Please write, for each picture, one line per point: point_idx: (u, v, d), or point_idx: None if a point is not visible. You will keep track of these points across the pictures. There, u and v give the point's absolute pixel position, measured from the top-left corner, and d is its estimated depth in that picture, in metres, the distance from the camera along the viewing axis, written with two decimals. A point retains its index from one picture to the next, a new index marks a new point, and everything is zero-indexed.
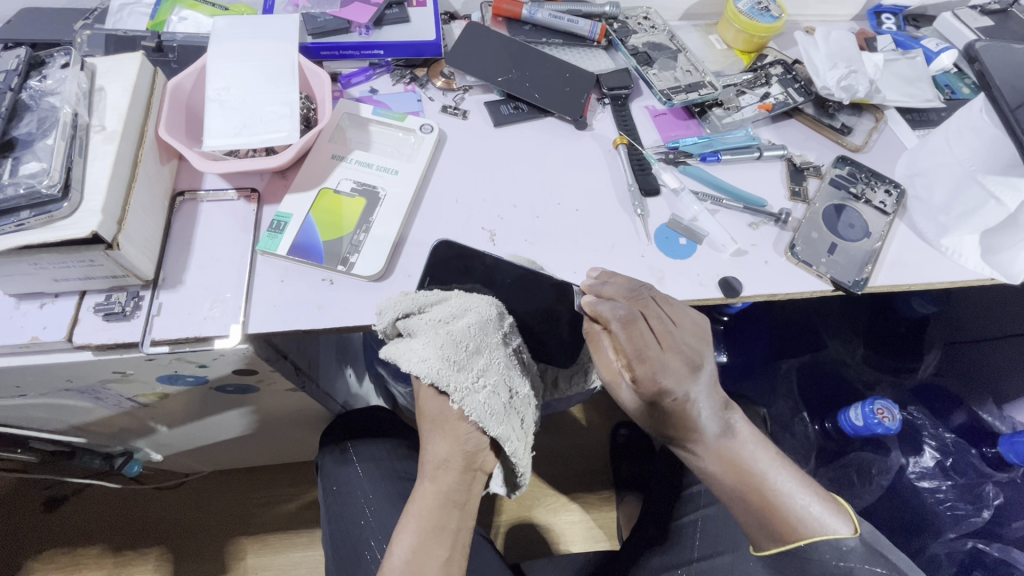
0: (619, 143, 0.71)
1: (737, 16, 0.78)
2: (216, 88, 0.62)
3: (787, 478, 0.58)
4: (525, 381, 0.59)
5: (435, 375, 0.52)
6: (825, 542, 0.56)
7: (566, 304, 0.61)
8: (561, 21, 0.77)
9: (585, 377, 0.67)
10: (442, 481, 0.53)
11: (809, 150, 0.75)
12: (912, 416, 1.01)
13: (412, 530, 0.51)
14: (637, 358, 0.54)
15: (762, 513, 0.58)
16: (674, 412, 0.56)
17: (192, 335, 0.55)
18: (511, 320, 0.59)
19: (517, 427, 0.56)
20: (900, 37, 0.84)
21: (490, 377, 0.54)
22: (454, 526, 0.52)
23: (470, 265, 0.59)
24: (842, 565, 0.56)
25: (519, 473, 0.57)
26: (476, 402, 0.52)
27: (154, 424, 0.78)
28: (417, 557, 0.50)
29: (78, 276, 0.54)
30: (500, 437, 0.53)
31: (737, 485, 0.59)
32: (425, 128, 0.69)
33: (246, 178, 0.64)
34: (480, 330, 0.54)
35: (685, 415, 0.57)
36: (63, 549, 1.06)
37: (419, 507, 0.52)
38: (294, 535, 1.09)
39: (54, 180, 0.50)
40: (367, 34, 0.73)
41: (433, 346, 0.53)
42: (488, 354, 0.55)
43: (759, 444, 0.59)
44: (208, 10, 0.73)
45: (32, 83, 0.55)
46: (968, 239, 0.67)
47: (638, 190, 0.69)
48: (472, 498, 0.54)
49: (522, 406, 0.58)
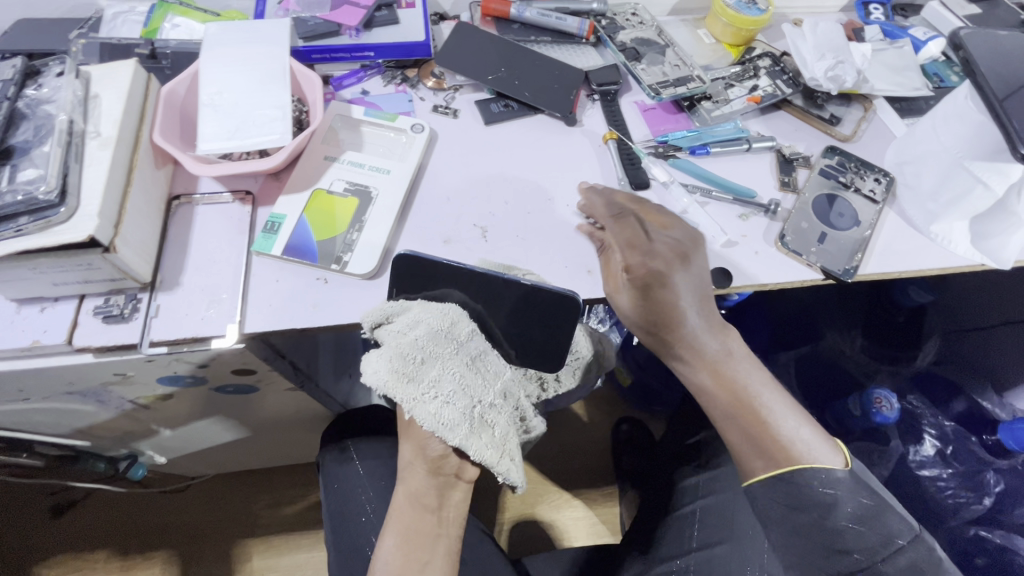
0: (608, 139, 0.72)
1: (724, 10, 0.78)
2: (209, 93, 0.63)
3: (774, 405, 0.58)
4: (493, 387, 0.57)
5: (383, 388, 0.53)
6: (812, 469, 0.55)
7: (524, 302, 0.57)
8: (549, 19, 0.78)
9: (578, 357, 0.69)
10: (411, 482, 0.55)
11: (799, 141, 0.75)
12: (912, 405, 1.03)
13: (393, 535, 0.53)
14: (649, 233, 0.62)
15: (750, 434, 0.57)
16: (676, 287, 0.59)
17: (189, 335, 0.56)
18: (475, 324, 0.58)
19: (486, 437, 0.55)
20: (888, 27, 0.85)
21: (444, 388, 0.54)
22: (431, 529, 0.53)
23: (432, 275, 0.57)
24: (828, 493, 0.56)
25: (507, 479, 0.56)
26: (426, 412, 0.53)
27: (156, 426, 0.79)
28: (396, 559, 0.52)
29: (76, 280, 0.55)
30: (460, 446, 0.53)
31: (727, 414, 0.58)
32: (416, 128, 0.69)
33: (240, 181, 0.65)
34: (429, 341, 0.54)
35: (682, 299, 0.58)
36: (70, 554, 1.07)
37: (398, 509, 0.55)
38: (300, 536, 1.10)
39: (51, 186, 0.51)
40: (357, 37, 0.74)
41: (385, 358, 0.54)
42: (441, 364, 0.54)
43: (746, 365, 0.60)
44: (200, 17, 0.74)
45: (28, 92, 0.56)
46: (958, 226, 0.67)
47: (628, 185, 0.69)
48: (446, 504, 0.55)
49: (495, 414, 0.56)
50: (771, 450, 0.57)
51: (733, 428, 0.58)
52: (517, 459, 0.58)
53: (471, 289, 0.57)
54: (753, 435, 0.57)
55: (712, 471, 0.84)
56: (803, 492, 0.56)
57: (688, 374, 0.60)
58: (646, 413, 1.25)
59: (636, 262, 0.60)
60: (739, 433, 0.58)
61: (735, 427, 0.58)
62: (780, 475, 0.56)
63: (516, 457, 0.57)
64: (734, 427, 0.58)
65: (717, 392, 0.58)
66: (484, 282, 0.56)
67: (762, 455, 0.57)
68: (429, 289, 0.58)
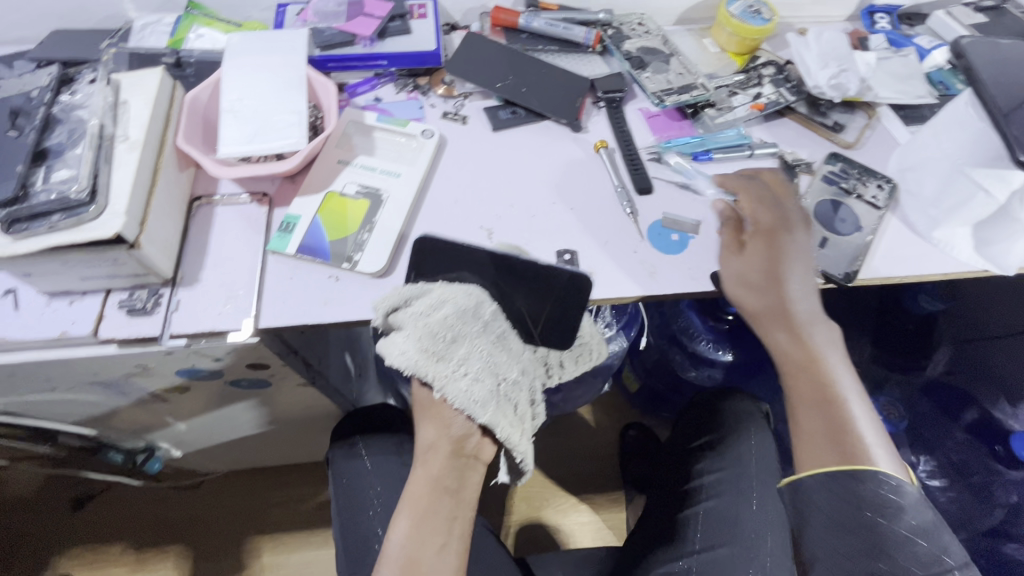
0: (599, 147, 0.74)
1: (728, 20, 0.80)
2: (230, 100, 0.66)
3: (858, 401, 0.59)
4: (514, 366, 0.59)
5: (414, 367, 0.54)
6: (883, 474, 0.56)
7: (549, 291, 0.58)
8: (557, 29, 0.80)
9: (590, 354, 0.68)
10: (432, 465, 0.55)
11: (801, 148, 0.76)
12: (917, 414, 1.07)
13: (408, 517, 0.54)
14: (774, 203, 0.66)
15: (825, 415, 0.59)
16: (794, 248, 0.63)
17: (207, 329, 0.59)
18: (495, 305, 0.59)
19: (509, 414, 0.57)
20: (893, 36, 0.86)
21: (472, 365, 0.56)
22: (447, 512, 0.54)
23: (453, 256, 0.58)
24: (891, 499, 0.56)
25: (522, 460, 0.58)
26: (457, 389, 0.54)
27: (173, 418, 0.82)
28: (411, 542, 0.53)
29: (103, 275, 0.58)
30: (488, 423, 0.54)
31: (807, 395, 0.60)
32: (426, 134, 0.72)
33: (258, 183, 0.68)
34: (459, 320, 0.56)
35: (796, 262, 0.62)
36: (90, 544, 1.11)
37: (413, 492, 0.55)
38: (310, 533, 1.13)
39: (82, 185, 0.54)
40: (370, 46, 0.77)
41: (413, 338, 0.55)
42: (469, 342, 0.56)
43: (842, 354, 0.61)
44: (223, 27, 0.77)
45: (62, 98, 0.59)
46: (960, 232, 0.67)
47: (625, 190, 0.71)
48: (464, 486, 0.55)
49: (516, 393, 0.59)
50: (846, 438, 0.58)
51: (812, 411, 0.59)
52: (530, 439, 0.60)
53: (495, 273, 0.58)
54: (829, 418, 0.58)
55: (715, 474, 0.85)
56: (868, 493, 0.56)
57: (781, 346, 0.62)
58: (653, 418, 1.26)
59: (763, 220, 0.64)
60: (814, 417, 0.59)
61: (813, 410, 0.59)
62: (849, 471, 0.57)
63: (532, 436, 0.60)
64: (812, 409, 0.59)
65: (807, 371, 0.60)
66: (502, 263, 0.57)
67: (833, 440, 0.58)
68: (448, 271, 0.59)
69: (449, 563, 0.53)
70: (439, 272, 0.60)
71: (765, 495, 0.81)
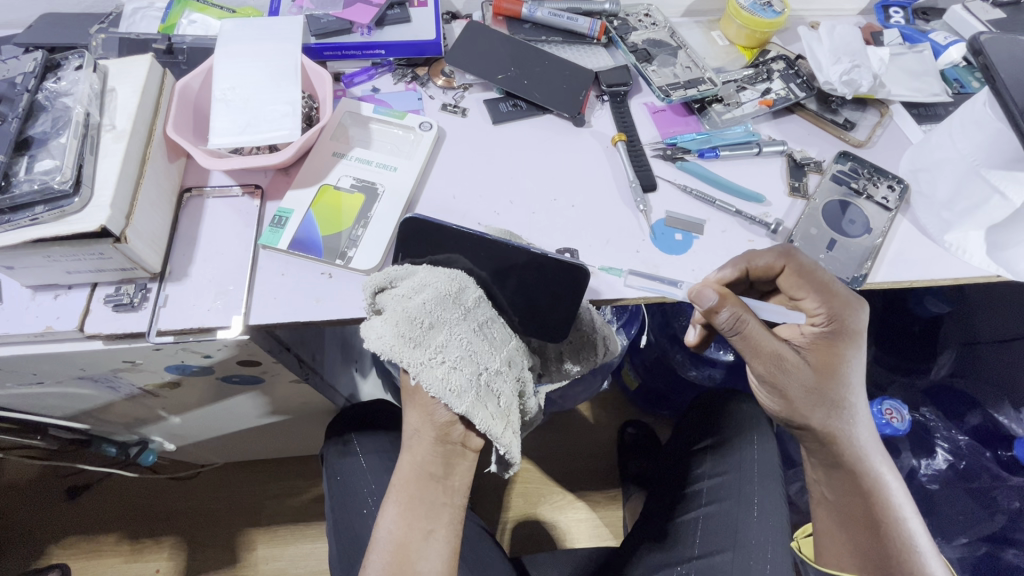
0: (617, 140, 0.72)
1: (738, 12, 0.78)
2: (221, 89, 0.64)
3: (912, 515, 0.64)
4: (498, 356, 0.57)
5: (389, 351, 0.53)
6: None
7: (541, 277, 0.55)
8: (560, 19, 0.78)
9: (593, 350, 0.65)
10: (415, 450, 0.57)
11: (811, 146, 0.74)
12: (924, 417, 1.02)
13: (397, 503, 0.56)
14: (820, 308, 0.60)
15: (870, 523, 0.64)
16: (844, 362, 0.61)
17: (195, 326, 0.57)
18: (480, 291, 0.57)
19: (491, 405, 0.55)
20: (907, 31, 0.84)
21: (450, 353, 0.54)
22: (435, 499, 0.56)
23: (435, 239, 0.56)
24: None
25: (506, 453, 0.56)
26: (432, 377, 0.53)
27: (163, 412, 0.81)
28: (397, 528, 0.55)
29: (89, 269, 0.56)
30: (466, 413, 0.53)
31: (858, 496, 0.65)
32: (424, 126, 0.70)
33: (251, 175, 0.66)
34: (437, 306, 0.54)
35: (849, 376, 0.61)
36: (83, 535, 1.10)
37: (402, 479, 0.57)
38: (304, 527, 1.12)
39: (66, 176, 0.52)
40: (368, 35, 0.75)
41: (390, 324, 0.53)
42: (448, 329, 0.54)
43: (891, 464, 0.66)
44: (216, 13, 0.75)
45: (47, 84, 0.57)
46: (973, 235, 0.65)
47: (639, 186, 0.69)
48: (452, 472, 0.57)
49: (502, 384, 0.57)
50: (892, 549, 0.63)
51: (854, 504, 0.65)
52: (517, 433, 0.57)
53: (483, 257, 0.55)
54: (876, 527, 0.64)
55: (718, 478, 0.83)
56: None
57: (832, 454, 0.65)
58: (653, 416, 1.25)
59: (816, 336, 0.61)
60: (855, 513, 0.65)
61: (859, 523, 0.65)
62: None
63: (519, 430, 0.57)
64: (859, 509, 0.65)
65: (857, 480, 0.65)
66: (489, 248, 0.54)
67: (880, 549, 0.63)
68: (435, 253, 0.57)
69: (439, 550, 0.54)
70: (426, 254, 0.58)
71: (766, 499, 0.79)
